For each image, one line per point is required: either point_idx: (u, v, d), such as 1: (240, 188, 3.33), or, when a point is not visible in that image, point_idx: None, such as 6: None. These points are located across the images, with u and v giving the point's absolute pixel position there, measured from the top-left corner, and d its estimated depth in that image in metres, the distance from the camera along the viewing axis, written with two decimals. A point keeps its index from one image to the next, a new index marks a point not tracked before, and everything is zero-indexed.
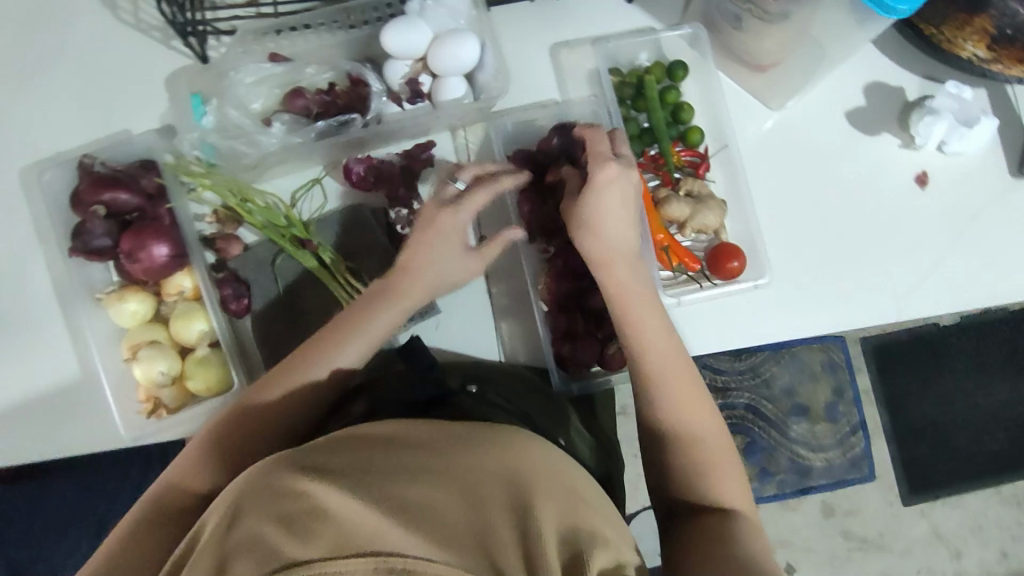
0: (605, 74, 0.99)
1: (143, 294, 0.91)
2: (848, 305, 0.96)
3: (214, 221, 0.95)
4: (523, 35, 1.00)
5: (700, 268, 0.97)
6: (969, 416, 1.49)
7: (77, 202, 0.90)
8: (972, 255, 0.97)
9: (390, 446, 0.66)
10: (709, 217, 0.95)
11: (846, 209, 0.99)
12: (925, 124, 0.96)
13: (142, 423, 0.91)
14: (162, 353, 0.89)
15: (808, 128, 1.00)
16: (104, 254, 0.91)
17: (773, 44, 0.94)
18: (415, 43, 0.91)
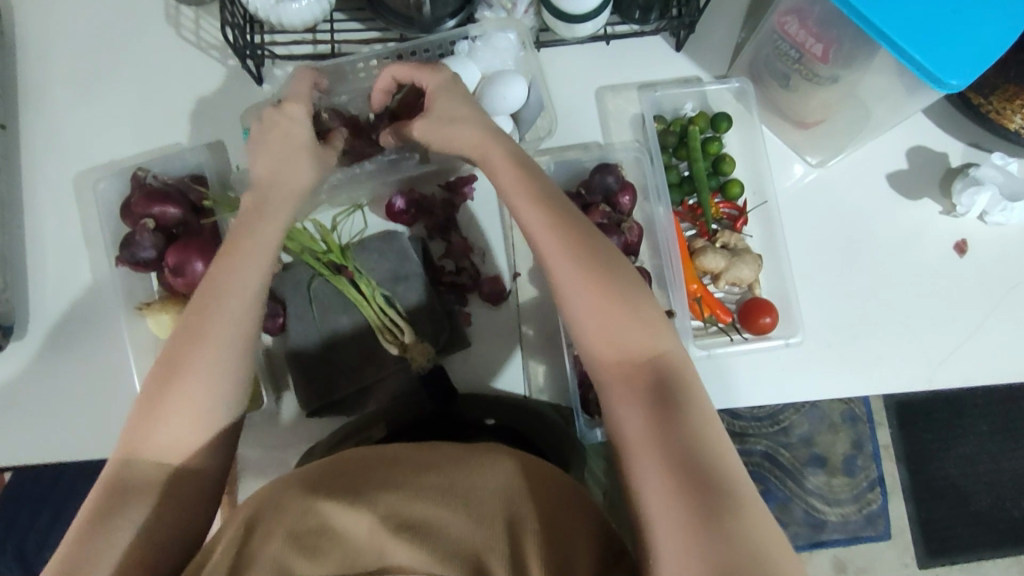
0: (650, 121, 1.00)
1: (181, 307, 0.93)
2: (883, 368, 0.96)
3: None
4: (569, 77, 1.01)
5: (731, 320, 0.97)
6: (993, 482, 1.46)
7: (127, 212, 0.92)
8: (1011, 321, 0.97)
9: (389, 465, 0.66)
10: (744, 270, 0.95)
11: (883, 272, 0.98)
12: (968, 193, 0.95)
13: None
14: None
15: (849, 188, 1.00)
16: (148, 265, 0.93)
17: (818, 103, 0.95)
18: (465, 81, 0.92)
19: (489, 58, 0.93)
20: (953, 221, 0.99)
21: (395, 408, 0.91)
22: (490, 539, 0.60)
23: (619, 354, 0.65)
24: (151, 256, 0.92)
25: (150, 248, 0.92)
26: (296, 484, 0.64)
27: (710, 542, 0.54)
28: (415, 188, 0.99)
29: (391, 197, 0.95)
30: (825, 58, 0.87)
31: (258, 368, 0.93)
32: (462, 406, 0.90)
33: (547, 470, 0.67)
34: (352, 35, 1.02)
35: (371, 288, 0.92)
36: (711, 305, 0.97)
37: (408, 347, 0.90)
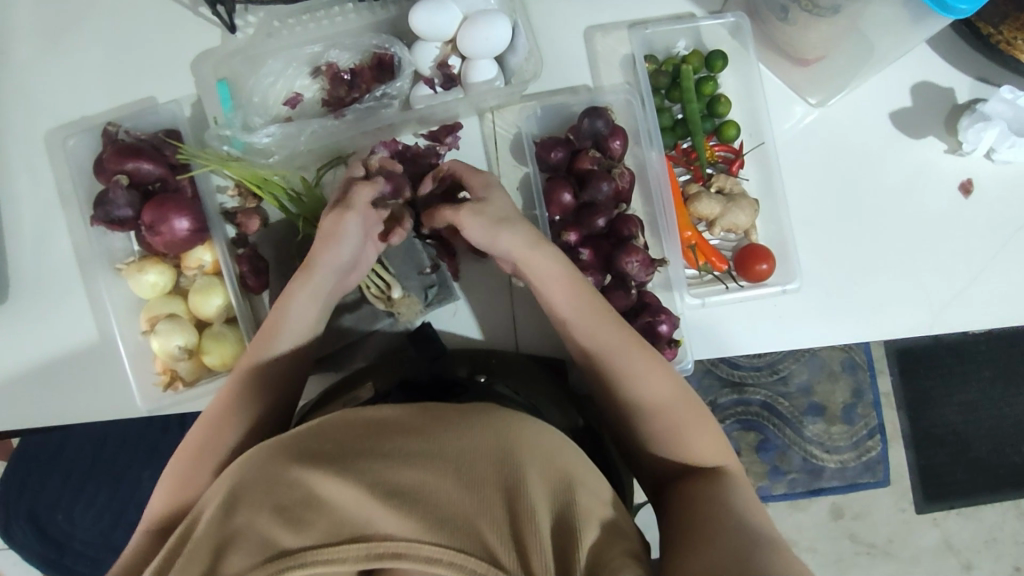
0: (640, 60, 0.95)
1: (162, 266, 0.91)
2: (883, 315, 0.93)
3: (235, 194, 0.94)
4: (557, 16, 0.96)
5: (726, 268, 0.94)
6: (993, 428, 1.46)
7: (100, 170, 0.89)
8: (1013, 260, 0.94)
9: (380, 433, 0.59)
10: (742, 216, 0.92)
11: (887, 217, 0.95)
12: (975, 129, 0.91)
13: (158, 395, 0.92)
14: (180, 325, 0.89)
15: (853, 130, 0.96)
16: (125, 224, 0.90)
17: (818, 36, 0.90)
18: (446, 24, 0.87)
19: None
20: (957, 160, 0.95)
21: (379, 364, 0.85)
22: (483, 503, 0.54)
23: (669, 450, 0.71)
24: (128, 215, 0.90)
25: (125, 207, 0.89)
26: (286, 452, 0.57)
27: (723, 548, 0.57)
28: (398, 138, 0.95)
29: (373, 147, 0.90)
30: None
31: (244, 326, 0.92)
32: (450, 368, 0.81)
33: (550, 437, 0.61)
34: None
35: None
36: (707, 254, 0.93)
37: (396, 302, 0.88)
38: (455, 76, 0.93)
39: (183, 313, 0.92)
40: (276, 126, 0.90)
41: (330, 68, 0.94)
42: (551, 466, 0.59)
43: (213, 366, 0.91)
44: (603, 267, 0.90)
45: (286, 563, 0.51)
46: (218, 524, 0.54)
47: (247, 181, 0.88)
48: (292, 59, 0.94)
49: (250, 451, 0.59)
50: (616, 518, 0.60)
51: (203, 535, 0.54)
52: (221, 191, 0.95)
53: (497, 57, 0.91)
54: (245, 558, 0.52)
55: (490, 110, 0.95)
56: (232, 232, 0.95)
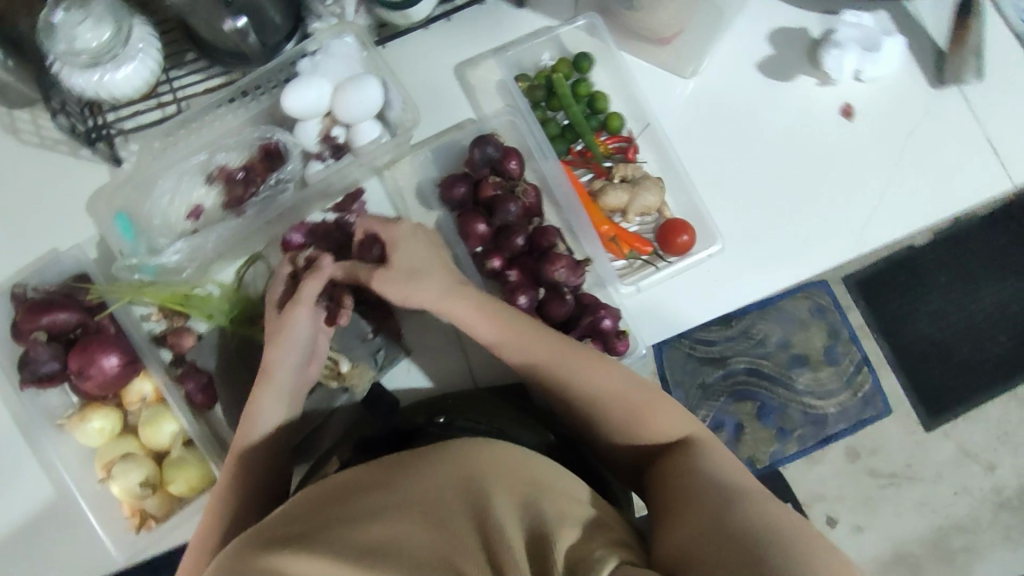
0: (512, 82, 0.98)
1: (105, 409, 0.89)
2: (808, 251, 0.96)
3: (161, 317, 0.92)
4: (422, 64, 0.98)
5: (653, 250, 0.95)
6: (978, 322, 1.36)
7: (19, 333, 0.88)
8: (913, 167, 0.98)
9: (345, 501, 0.58)
10: (652, 196, 0.93)
11: (787, 159, 0.98)
12: (834, 57, 0.96)
13: (133, 539, 0.90)
14: (135, 462, 0.88)
15: (730, 87, 0.99)
16: (58, 378, 0.89)
17: (669, 14, 0.95)
18: (321, 91, 0.89)
19: (333, 66, 0.91)
20: (833, 92, 0.99)
21: (343, 437, 0.85)
22: (455, 536, 0.53)
23: (637, 438, 0.73)
24: (58, 368, 0.89)
25: (51, 360, 0.88)
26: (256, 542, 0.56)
27: (710, 508, 0.58)
28: (305, 219, 0.96)
29: (285, 236, 0.91)
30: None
31: (202, 446, 0.89)
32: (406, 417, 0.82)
33: (509, 453, 0.62)
34: (188, 90, 0.98)
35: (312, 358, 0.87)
36: (632, 241, 0.94)
37: (347, 374, 0.88)
38: (343, 145, 0.94)
39: (137, 450, 0.90)
40: (181, 241, 0.90)
41: (222, 169, 0.95)
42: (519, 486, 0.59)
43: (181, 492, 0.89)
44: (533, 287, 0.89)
45: None
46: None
47: (168, 300, 0.87)
48: (183, 172, 0.95)
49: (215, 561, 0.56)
50: (598, 515, 0.60)
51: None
52: (146, 319, 0.93)
53: (376, 116, 0.93)
54: None
55: (387, 168, 0.97)
56: (168, 356, 0.94)
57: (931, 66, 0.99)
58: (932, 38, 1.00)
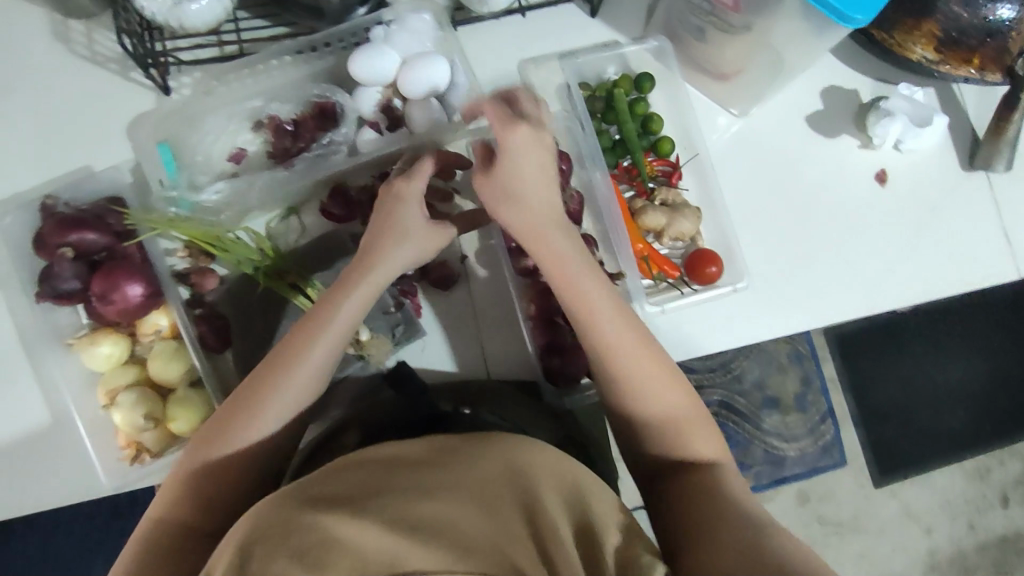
0: (575, 88, 0.74)
1: (118, 336, 0.65)
2: (817, 306, 0.75)
3: (186, 254, 0.68)
4: (484, 41, 0.75)
5: (679, 275, 0.74)
6: (954, 383, 1.20)
7: (38, 244, 0.65)
8: (939, 243, 0.77)
9: (385, 468, 0.52)
10: (691, 223, 0.73)
11: (806, 220, 0.76)
12: (880, 124, 0.75)
13: (125, 470, 0.65)
14: (143, 395, 0.64)
15: (764, 120, 0.77)
16: (77, 300, 0.65)
17: (735, 51, 0.72)
18: (387, 67, 0.67)
19: (410, 40, 0.69)
20: (869, 156, 0.78)
21: (363, 409, 0.68)
22: (332, 475, 0.52)
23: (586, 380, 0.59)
24: (79, 288, 0.65)
25: (74, 278, 0.64)
26: (294, 494, 0.49)
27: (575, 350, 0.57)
28: (346, 184, 0.72)
29: (325, 206, 0.71)
30: (736, 8, 0.66)
31: (209, 387, 0.66)
32: (433, 399, 0.67)
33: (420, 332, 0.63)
34: (190, 43, 0.71)
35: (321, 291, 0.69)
36: (661, 262, 0.73)
37: (363, 344, 0.68)
38: (399, 120, 0.71)
39: (146, 385, 0.66)
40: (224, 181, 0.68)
41: (273, 119, 0.71)
42: (569, 496, 0.52)
43: (183, 434, 0.65)
44: (455, 256, 0.73)
45: (311, 553, 0.44)
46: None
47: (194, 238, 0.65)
48: None
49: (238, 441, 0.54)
50: (549, 415, 0.68)
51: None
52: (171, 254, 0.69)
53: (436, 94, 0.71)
54: None
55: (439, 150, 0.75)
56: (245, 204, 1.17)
57: (971, 145, 0.78)
58: (972, 126, 0.78)
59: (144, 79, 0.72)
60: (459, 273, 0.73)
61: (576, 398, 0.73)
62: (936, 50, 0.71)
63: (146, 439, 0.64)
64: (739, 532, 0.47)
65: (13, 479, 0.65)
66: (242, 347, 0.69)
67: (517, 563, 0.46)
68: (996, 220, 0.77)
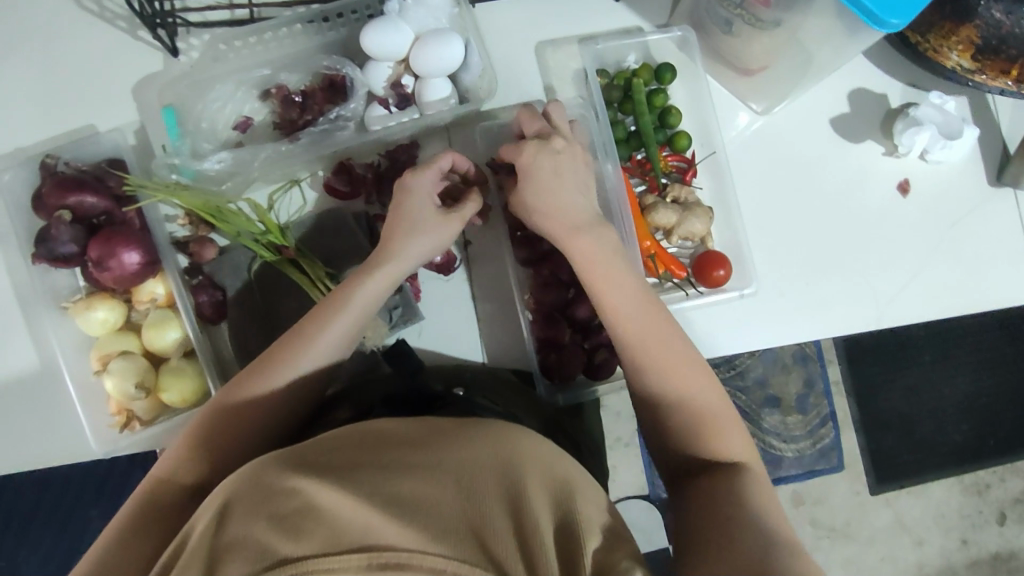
0: (592, 74, 0.72)
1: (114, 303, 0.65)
2: (825, 315, 0.73)
3: (186, 223, 0.67)
4: (502, 21, 0.73)
5: (686, 275, 0.73)
6: (961, 398, 1.18)
7: (37, 204, 0.64)
8: (957, 258, 0.74)
9: (375, 445, 0.50)
10: (703, 222, 0.71)
11: (821, 227, 0.74)
12: (908, 132, 0.72)
13: (115, 435, 0.66)
14: (136, 364, 0.64)
15: (786, 121, 0.74)
16: (74, 263, 0.65)
17: (761, 47, 0.69)
18: (399, 42, 0.65)
19: (423, 14, 0.66)
20: (893, 163, 0.75)
21: (356, 387, 0.67)
22: (320, 445, 0.51)
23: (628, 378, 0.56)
24: (76, 251, 0.64)
25: (72, 241, 0.63)
26: (278, 462, 0.48)
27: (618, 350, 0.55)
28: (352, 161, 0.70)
29: (328, 181, 0.69)
30: (766, 3, 0.63)
31: (202, 358, 0.66)
32: (426, 379, 0.66)
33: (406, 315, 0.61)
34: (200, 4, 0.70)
35: (319, 266, 0.67)
36: (667, 260, 0.72)
37: None
38: (409, 98, 0.69)
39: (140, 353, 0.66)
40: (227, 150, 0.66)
41: (280, 88, 0.69)
42: (558, 491, 0.48)
43: (175, 404, 0.65)
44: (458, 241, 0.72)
45: (286, 519, 0.43)
46: (206, 538, 0.44)
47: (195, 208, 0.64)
48: None
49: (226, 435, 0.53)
50: (542, 409, 0.67)
51: (187, 557, 0.43)
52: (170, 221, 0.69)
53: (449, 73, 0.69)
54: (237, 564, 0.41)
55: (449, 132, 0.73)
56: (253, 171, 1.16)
57: (1000, 159, 0.75)
58: (1003, 140, 0.75)
59: (153, 39, 0.70)
60: (461, 259, 0.72)
61: (570, 395, 0.71)
62: (973, 59, 0.68)
63: (138, 407, 0.65)
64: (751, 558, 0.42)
65: (7, 434, 0.66)
66: (238, 317, 0.68)
67: (490, 551, 0.42)
68: (1017, 238, 0.75)
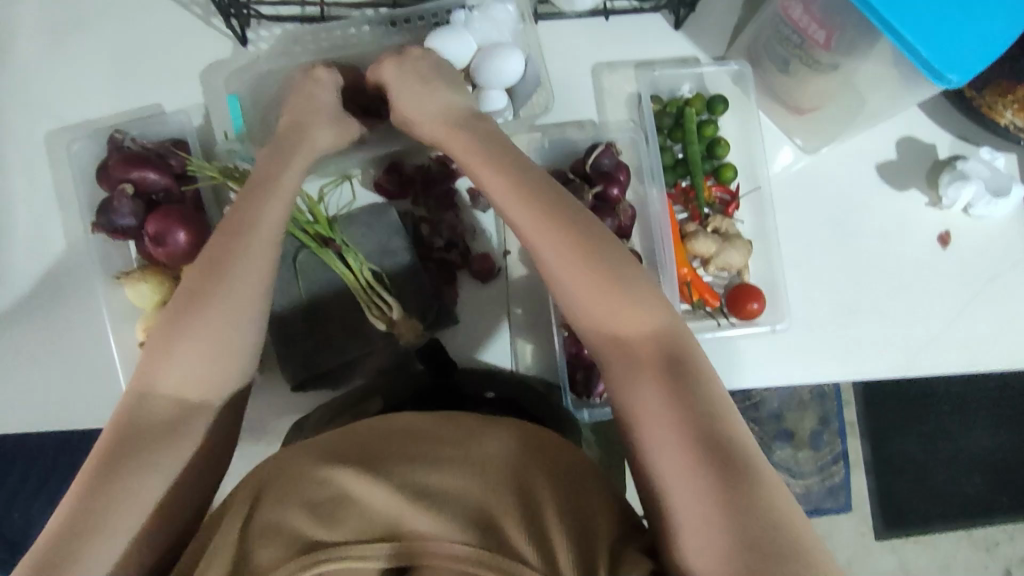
0: (646, 99, 0.73)
1: (163, 279, 0.67)
2: (854, 359, 0.74)
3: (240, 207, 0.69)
4: (562, 41, 0.74)
5: (719, 305, 0.74)
6: (977, 452, 1.17)
7: (103, 175, 0.67)
8: (990, 314, 0.74)
9: (396, 430, 0.52)
10: (740, 256, 0.72)
11: (857, 271, 0.75)
12: (953, 185, 0.72)
13: None
14: None
15: (833, 162, 0.75)
16: (130, 236, 0.67)
17: (816, 88, 0.70)
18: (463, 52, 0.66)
19: (489, 28, 0.68)
20: (935, 215, 0.75)
21: (389, 382, 0.69)
22: (348, 428, 0.53)
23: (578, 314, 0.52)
24: (133, 225, 0.66)
25: (131, 215, 0.66)
26: (301, 448, 0.50)
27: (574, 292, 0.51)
28: (402, 161, 0.72)
29: (379, 179, 0.72)
30: (827, 46, 0.65)
31: None
32: (457, 380, 0.67)
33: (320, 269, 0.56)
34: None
35: (361, 260, 0.69)
36: (703, 289, 0.73)
37: (395, 323, 0.69)
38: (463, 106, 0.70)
39: None
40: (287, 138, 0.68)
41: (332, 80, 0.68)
42: (569, 475, 0.49)
43: None
44: (498, 250, 0.74)
45: (317, 508, 0.46)
46: (241, 518, 0.46)
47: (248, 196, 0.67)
48: None
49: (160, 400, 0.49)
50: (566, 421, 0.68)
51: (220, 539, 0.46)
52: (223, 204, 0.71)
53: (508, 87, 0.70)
54: (274, 551, 0.44)
55: None
56: None
57: None
58: None
59: (225, 27, 0.72)
60: (500, 268, 0.73)
61: (595, 412, 0.72)
62: None
63: None
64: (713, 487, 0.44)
65: (52, 394, 0.69)
66: (280, 304, 0.70)
67: (510, 543, 0.45)
68: None
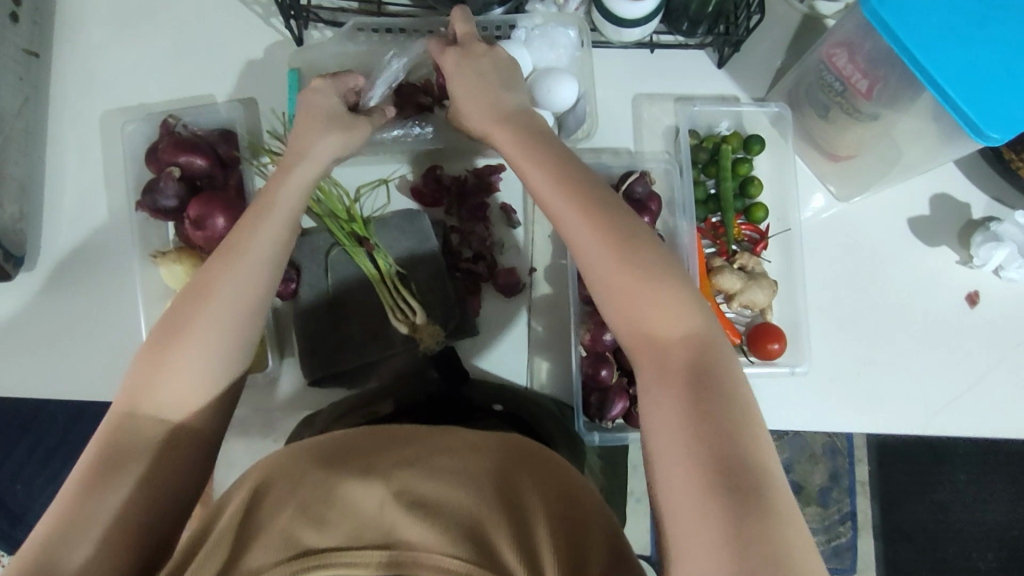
0: (684, 132, 0.75)
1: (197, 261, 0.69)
2: (871, 411, 0.73)
3: None
4: (605, 68, 0.76)
5: (739, 341, 0.74)
6: (987, 526, 1.13)
7: (153, 157, 0.69)
8: (1014, 378, 0.73)
9: (397, 443, 0.52)
10: (765, 294, 0.72)
11: (881, 321, 0.74)
12: (983, 246, 0.72)
13: None
14: None
15: (866, 212, 0.75)
16: (171, 218, 0.69)
17: (854, 136, 0.70)
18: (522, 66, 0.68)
19: (546, 50, 0.70)
20: (965, 274, 0.75)
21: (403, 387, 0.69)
22: (348, 434, 0.54)
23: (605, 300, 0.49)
24: (176, 207, 0.68)
25: (175, 197, 0.68)
26: (306, 452, 0.51)
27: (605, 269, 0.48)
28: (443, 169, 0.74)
29: (416, 182, 0.73)
30: (868, 95, 0.65)
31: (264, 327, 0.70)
32: (469, 389, 0.68)
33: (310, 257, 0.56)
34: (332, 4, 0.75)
35: (389, 262, 0.71)
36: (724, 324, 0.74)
37: (418, 328, 0.70)
38: None
39: None
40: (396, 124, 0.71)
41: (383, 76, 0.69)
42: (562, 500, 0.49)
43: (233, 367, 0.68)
44: (525, 267, 0.75)
45: (314, 511, 0.46)
46: (239, 514, 0.47)
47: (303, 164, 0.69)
48: None
49: (155, 402, 0.46)
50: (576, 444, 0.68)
51: (217, 535, 0.45)
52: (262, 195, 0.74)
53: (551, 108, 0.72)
54: (269, 554, 0.44)
55: None
56: None
57: None
58: None
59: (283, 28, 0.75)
60: (525, 283, 0.74)
61: (606, 436, 0.72)
62: None
63: None
64: (722, 508, 0.39)
65: (77, 365, 0.70)
66: (305, 298, 0.71)
67: (503, 559, 0.44)
68: None
